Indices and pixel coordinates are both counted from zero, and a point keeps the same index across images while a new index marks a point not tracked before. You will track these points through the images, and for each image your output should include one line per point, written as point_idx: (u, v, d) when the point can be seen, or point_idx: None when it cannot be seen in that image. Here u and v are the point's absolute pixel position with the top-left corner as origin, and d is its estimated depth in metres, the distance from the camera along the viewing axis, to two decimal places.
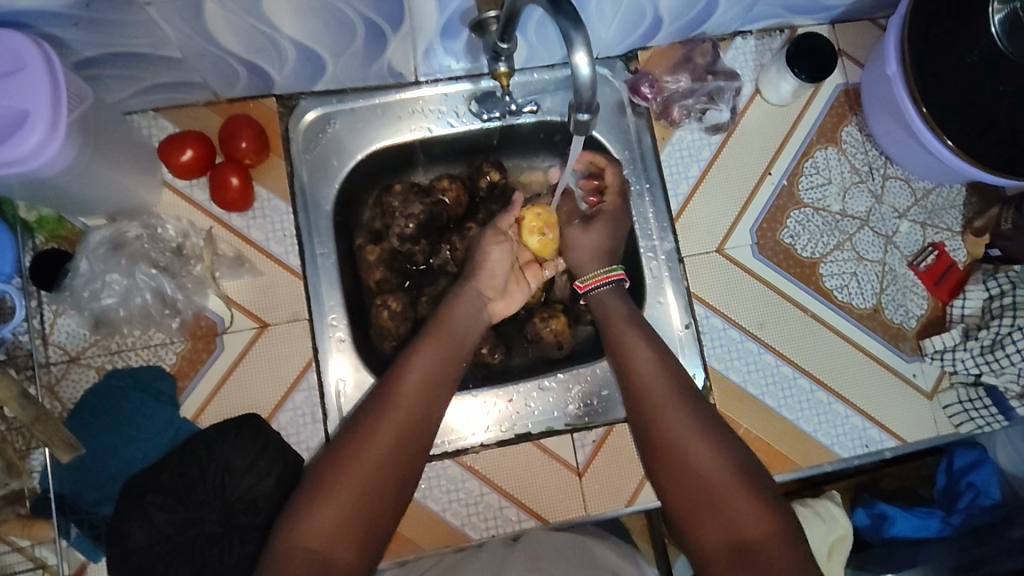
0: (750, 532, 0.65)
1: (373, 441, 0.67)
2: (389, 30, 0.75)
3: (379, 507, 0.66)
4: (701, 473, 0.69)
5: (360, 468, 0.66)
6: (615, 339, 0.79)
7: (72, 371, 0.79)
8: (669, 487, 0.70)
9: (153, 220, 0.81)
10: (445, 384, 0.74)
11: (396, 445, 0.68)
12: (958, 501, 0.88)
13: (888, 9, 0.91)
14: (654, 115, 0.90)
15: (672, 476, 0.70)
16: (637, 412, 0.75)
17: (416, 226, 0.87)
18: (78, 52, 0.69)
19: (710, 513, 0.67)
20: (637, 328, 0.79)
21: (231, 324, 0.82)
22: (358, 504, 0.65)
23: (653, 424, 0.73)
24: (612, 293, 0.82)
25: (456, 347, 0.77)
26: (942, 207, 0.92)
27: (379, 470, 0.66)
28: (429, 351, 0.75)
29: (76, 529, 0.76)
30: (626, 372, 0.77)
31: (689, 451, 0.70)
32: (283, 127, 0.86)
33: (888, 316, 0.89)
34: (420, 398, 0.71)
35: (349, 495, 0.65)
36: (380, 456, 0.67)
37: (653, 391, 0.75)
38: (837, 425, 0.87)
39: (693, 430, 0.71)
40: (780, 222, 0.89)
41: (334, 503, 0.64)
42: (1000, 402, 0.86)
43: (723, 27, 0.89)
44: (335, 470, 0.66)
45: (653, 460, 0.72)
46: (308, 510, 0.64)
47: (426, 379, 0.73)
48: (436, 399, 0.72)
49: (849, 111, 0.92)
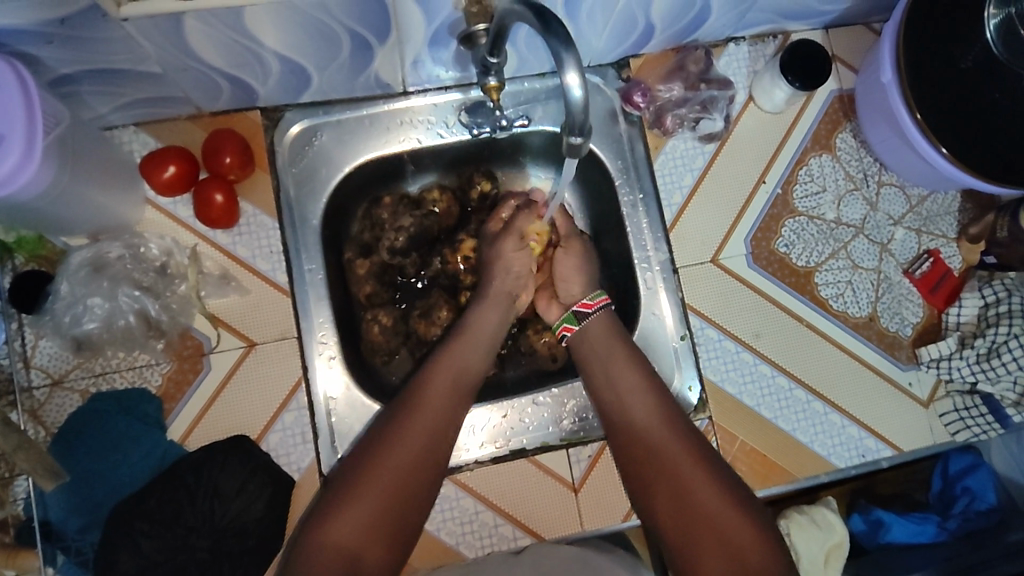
0: (750, 546, 0.64)
1: (393, 453, 0.67)
2: (375, 41, 0.73)
3: (399, 518, 0.65)
4: (695, 491, 0.68)
5: (380, 480, 0.66)
6: (598, 361, 0.77)
7: (55, 395, 0.77)
8: (661, 507, 0.69)
9: (135, 240, 0.79)
10: (466, 396, 0.73)
11: (416, 457, 0.67)
12: (953, 506, 0.85)
13: (882, 13, 0.90)
14: (647, 124, 0.88)
15: (665, 495, 0.69)
16: (627, 432, 0.73)
17: (406, 239, 0.85)
18: (55, 70, 0.67)
19: (710, 530, 0.66)
20: (625, 344, 0.77)
21: (217, 344, 0.80)
22: (378, 516, 0.64)
23: (647, 442, 0.72)
24: (604, 318, 0.79)
25: (474, 357, 0.75)
26: (937, 213, 0.91)
27: (399, 482, 0.66)
28: (445, 361, 0.73)
29: (62, 556, 0.74)
30: (615, 392, 0.75)
31: (682, 469, 0.69)
32: (268, 140, 0.84)
33: (884, 325, 0.89)
34: (440, 408, 0.70)
35: (368, 507, 0.64)
36: (399, 468, 0.66)
37: (644, 411, 0.73)
38: (834, 435, 0.86)
39: (685, 448, 0.70)
40: (774, 231, 0.88)
41: (354, 514, 0.64)
42: (997, 410, 0.86)
43: (716, 34, 0.87)
44: (354, 482, 0.66)
45: (643, 480, 0.71)
46: (329, 521, 0.64)
47: (445, 389, 0.72)
48: (455, 410, 0.71)
49: (843, 117, 0.91)
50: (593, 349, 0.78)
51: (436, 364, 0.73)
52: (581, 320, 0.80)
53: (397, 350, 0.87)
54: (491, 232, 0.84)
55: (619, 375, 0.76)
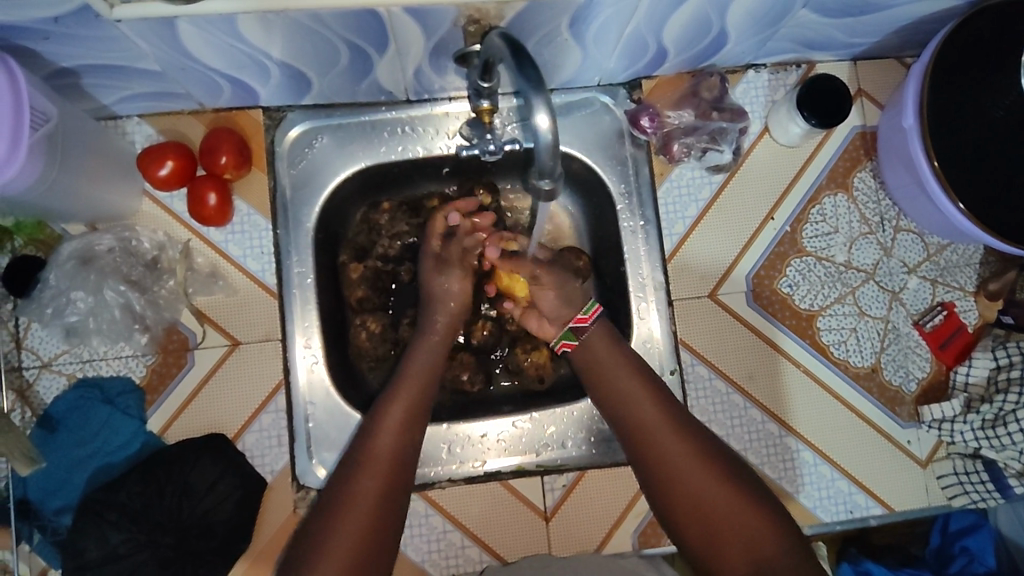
0: (781, 560, 0.61)
1: (367, 477, 0.66)
2: (374, 52, 0.71)
3: (380, 540, 0.64)
4: (717, 510, 0.64)
5: (356, 509, 0.64)
6: (602, 374, 0.72)
7: (44, 377, 0.79)
8: (686, 527, 0.65)
9: (127, 233, 0.80)
10: (423, 414, 0.72)
11: (384, 480, 0.66)
12: (949, 565, 0.82)
13: (916, 48, 0.86)
14: (653, 149, 0.85)
15: (688, 520, 0.65)
16: (640, 454, 0.68)
17: (401, 246, 0.86)
18: (54, 64, 0.67)
19: (737, 547, 0.62)
20: (621, 348, 0.73)
21: (202, 340, 0.81)
22: (366, 533, 0.63)
23: (660, 460, 0.67)
24: (601, 331, 0.75)
25: (430, 384, 0.73)
26: (956, 264, 0.86)
27: (377, 506, 0.65)
28: (404, 384, 0.72)
29: (38, 535, 0.77)
30: (620, 419, 0.70)
31: (698, 492, 0.65)
32: (268, 139, 0.83)
33: (887, 377, 0.85)
34: (404, 425, 0.69)
35: (352, 528, 0.63)
36: (372, 495, 0.65)
37: (656, 430, 0.68)
38: (822, 487, 0.83)
39: (698, 469, 0.65)
40: (779, 269, 0.85)
41: (338, 544, 0.62)
42: (998, 479, 0.81)
43: (734, 60, 0.84)
44: (332, 514, 0.64)
45: (664, 500, 0.66)
46: (324, 542, 0.62)
47: (403, 409, 0.70)
48: (416, 428, 0.70)
49: (864, 155, 0.87)
50: (599, 368, 0.73)
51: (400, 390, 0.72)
52: (580, 336, 0.75)
53: (384, 356, 0.85)
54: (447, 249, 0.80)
55: (618, 404, 0.70)
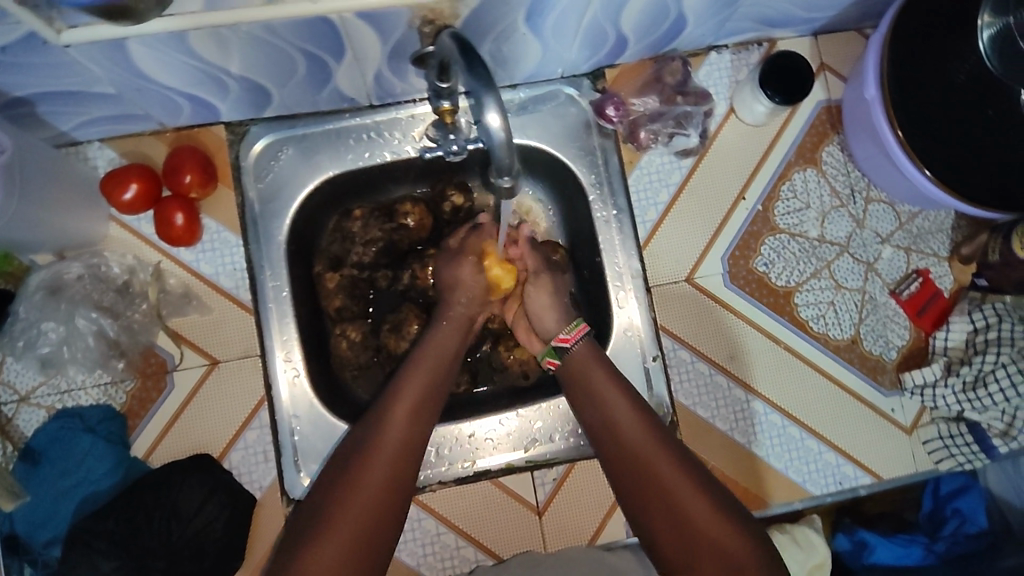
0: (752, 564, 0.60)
1: (366, 478, 0.62)
2: (331, 60, 0.71)
3: (374, 542, 0.60)
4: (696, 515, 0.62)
5: (348, 517, 0.60)
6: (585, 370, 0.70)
7: (23, 411, 0.78)
8: (656, 526, 0.64)
9: (96, 259, 0.79)
10: (430, 415, 0.68)
11: (382, 487, 0.62)
12: (943, 528, 0.82)
13: (875, 18, 0.87)
14: (621, 137, 0.85)
15: (661, 523, 0.63)
16: (614, 449, 0.67)
17: (376, 252, 0.84)
18: (6, 94, 0.66)
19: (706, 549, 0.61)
20: (598, 359, 0.71)
21: (180, 361, 0.80)
22: (360, 536, 0.60)
23: (641, 455, 0.65)
24: (587, 349, 0.72)
25: (439, 376, 0.70)
26: (929, 231, 0.87)
27: (374, 507, 0.61)
28: (412, 377, 0.69)
29: (29, 570, 0.76)
30: (603, 416, 0.69)
31: (679, 493, 0.63)
32: (233, 154, 0.82)
33: (866, 348, 0.85)
34: (406, 422, 0.66)
35: (346, 531, 0.59)
36: (368, 496, 0.61)
37: (634, 430, 0.66)
38: (810, 461, 0.83)
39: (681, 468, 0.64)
40: (753, 249, 0.85)
41: (329, 553, 0.59)
42: (983, 440, 0.81)
43: (695, 43, 0.84)
44: (321, 521, 0.60)
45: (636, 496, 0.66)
46: (316, 542, 0.59)
47: (406, 409, 0.67)
48: (421, 423, 0.67)
49: (830, 129, 0.88)
50: (585, 363, 0.71)
51: (400, 388, 0.68)
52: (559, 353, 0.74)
53: (367, 364, 0.84)
54: (450, 246, 0.80)
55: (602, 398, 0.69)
